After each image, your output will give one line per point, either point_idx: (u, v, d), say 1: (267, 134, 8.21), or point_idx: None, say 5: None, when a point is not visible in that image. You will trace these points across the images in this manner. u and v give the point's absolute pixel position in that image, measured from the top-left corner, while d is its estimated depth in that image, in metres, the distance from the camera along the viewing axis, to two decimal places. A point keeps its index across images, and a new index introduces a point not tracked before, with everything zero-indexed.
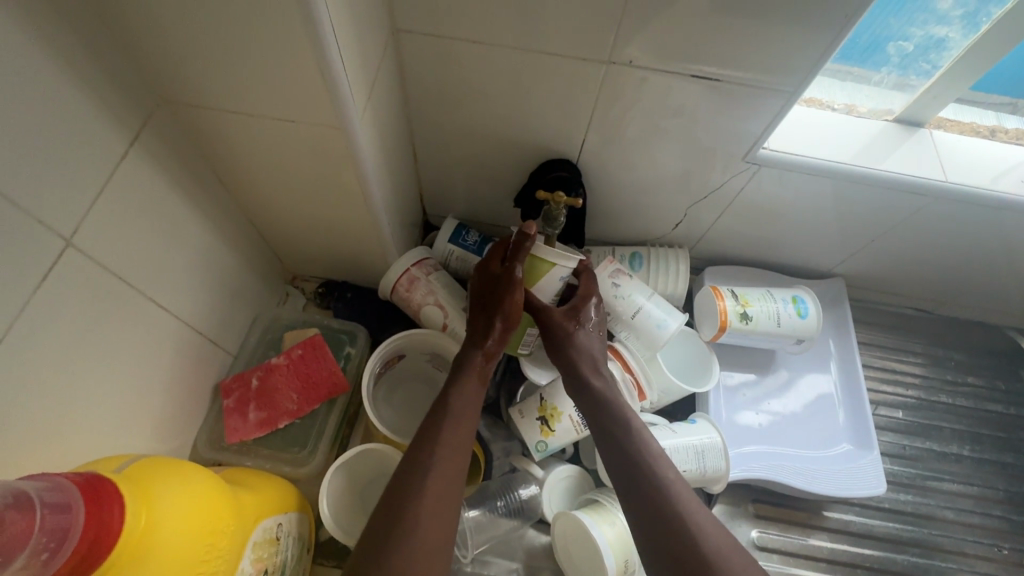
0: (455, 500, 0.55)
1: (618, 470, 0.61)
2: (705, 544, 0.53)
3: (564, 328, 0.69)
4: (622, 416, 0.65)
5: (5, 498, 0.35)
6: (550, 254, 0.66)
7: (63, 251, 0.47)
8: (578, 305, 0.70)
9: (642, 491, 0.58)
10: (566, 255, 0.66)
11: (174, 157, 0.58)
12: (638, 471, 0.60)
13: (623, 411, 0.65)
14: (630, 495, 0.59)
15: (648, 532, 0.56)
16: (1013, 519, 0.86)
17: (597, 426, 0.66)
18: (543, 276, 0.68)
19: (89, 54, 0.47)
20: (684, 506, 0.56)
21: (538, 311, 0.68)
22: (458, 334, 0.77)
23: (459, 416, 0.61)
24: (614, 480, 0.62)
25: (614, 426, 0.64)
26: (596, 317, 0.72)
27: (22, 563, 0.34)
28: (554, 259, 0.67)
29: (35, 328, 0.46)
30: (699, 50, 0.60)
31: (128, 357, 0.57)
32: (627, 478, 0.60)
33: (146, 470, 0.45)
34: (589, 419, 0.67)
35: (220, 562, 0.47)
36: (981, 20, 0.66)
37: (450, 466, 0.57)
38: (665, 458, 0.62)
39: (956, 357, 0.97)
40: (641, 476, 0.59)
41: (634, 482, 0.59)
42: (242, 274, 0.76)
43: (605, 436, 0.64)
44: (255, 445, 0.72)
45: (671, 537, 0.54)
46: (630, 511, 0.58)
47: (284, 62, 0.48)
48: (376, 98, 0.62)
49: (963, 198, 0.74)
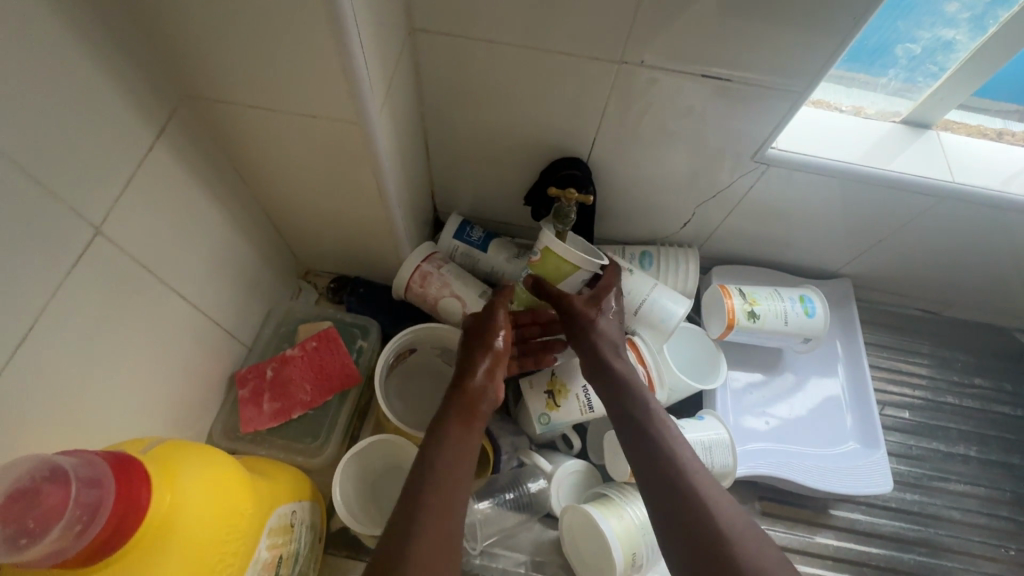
0: (466, 490, 0.56)
1: (635, 449, 0.62)
2: (721, 520, 0.54)
3: (587, 314, 0.69)
4: (638, 397, 0.66)
5: (42, 471, 0.37)
6: (574, 256, 0.66)
7: (92, 239, 0.49)
8: (597, 294, 0.70)
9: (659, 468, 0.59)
10: (588, 258, 0.66)
11: (196, 151, 0.60)
12: (654, 449, 0.61)
13: (640, 393, 0.66)
14: (647, 473, 0.60)
15: (665, 509, 0.57)
16: (1020, 520, 0.86)
17: (618, 407, 0.66)
18: (567, 276, 0.69)
19: (119, 49, 0.48)
20: (700, 483, 0.58)
21: (558, 298, 0.69)
22: None
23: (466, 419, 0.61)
24: (630, 458, 0.63)
25: (632, 406, 0.65)
26: (616, 307, 0.73)
27: (57, 534, 0.36)
28: (577, 262, 0.67)
29: (64, 313, 0.48)
30: (710, 50, 0.61)
31: (149, 344, 0.58)
32: (643, 456, 0.61)
33: (171, 452, 0.46)
34: (606, 401, 0.68)
35: (239, 544, 0.48)
36: (989, 23, 0.67)
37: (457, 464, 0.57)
38: (681, 438, 0.63)
39: (963, 358, 0.97)
40: (658, 454, 0.60)
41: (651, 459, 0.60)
42: (258, 267, 0.77)
43: (622, 417, 0.65)
44: (269, 435, 0.73)
45: (687, 513, 0.55)
46: (646, 489, 0.59)
47: (308, 59, 0.50)
48: (393, 95, 0.63)
49: (970, 198, 0.74)
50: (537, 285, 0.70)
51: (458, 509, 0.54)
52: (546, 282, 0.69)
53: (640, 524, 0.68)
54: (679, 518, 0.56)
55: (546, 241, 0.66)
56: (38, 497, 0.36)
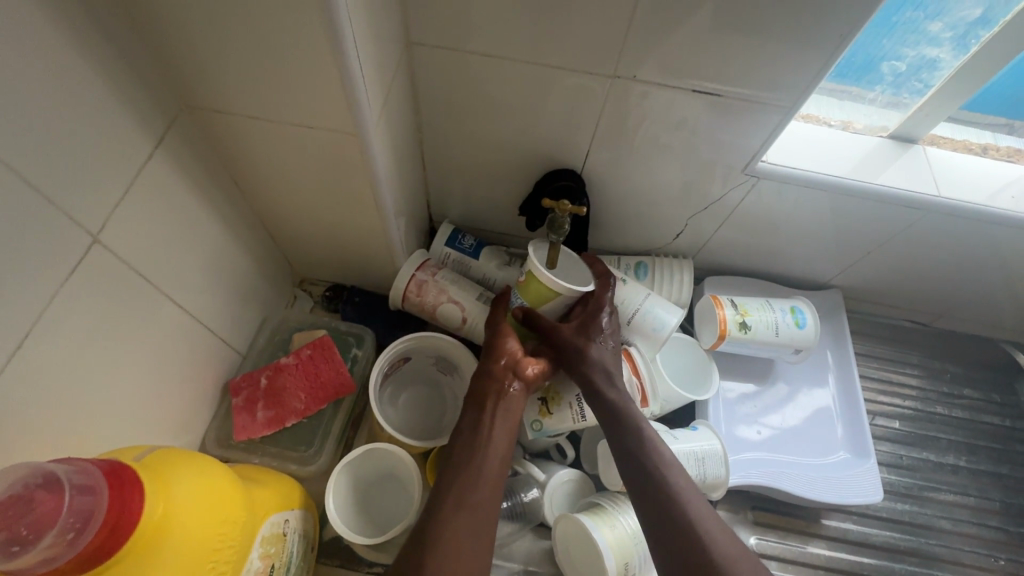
0: (482, 515, 0.60)
1: (632, 476, 0.63)
2: (719, 552, 0.55)
3: (577, 342, 0.70)
4: (637, 426, 0.66)
5: (36, 478, 0.37)
6: (554, 284, 0.70)
7: (90, 247, 0.49)
8: (587, 318, 0.72)
9: (656, 496, 0.60)
10: (568, 287, 0.69)
11: (195, 161, 0.61)
12: (652, 477, 0.62)
13: (638, 422, 0.67)
14: (644, 501, 0.61)
15: (662, 535, 0.58)
16: (1010, 530, 0.86)
17: (611, 430, 0.67)
18: (548, 302, 0.72)
19: (120, 59, 0.49)
20: (698, 513, 0.59)
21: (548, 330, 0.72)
22: (473, 329, 0.81)
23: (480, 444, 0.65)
24: (628, 483, 0.64)
25: (630, 434, 0.66)
26: (609, 328, 0.73)
27: (49, 542, 0.36)
28: (559, 290, 0.70)
29: (60, 319, 0.48)
30: (700, 65, 0.63)
31: (144, 352, 0.59)
32: (641, 483, 0.62)
33: (164, 459, 0.46)
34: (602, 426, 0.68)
35: (231, 552, 0.48)
36: (971, 42, 0.69)
37: (473, 485, 0.61)
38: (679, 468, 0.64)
39: (952, 369, 0.98)
40: (655, 482, 0.61)
41: (649, 487, 0.61)
42: (254, 276, 0.78)
43: (620, 443, 0.66)
44: (263, 443, 0.73)
45: (681, 541, 0.57)
46: (643, 516, 0.60)
47: (307, 71, 0.51)
48: (390, 107, 0.64)
49: (956, 211, 0.76)
50: (528, 315, 0.72)
51: (474, 534, 0.58)
52: (531, 309, 0.73)
53: (631, 533, 0.69)
54: (674, 548, 0.57)
55: (532, 269, 0.70)
56: (32, 504, 0.37)
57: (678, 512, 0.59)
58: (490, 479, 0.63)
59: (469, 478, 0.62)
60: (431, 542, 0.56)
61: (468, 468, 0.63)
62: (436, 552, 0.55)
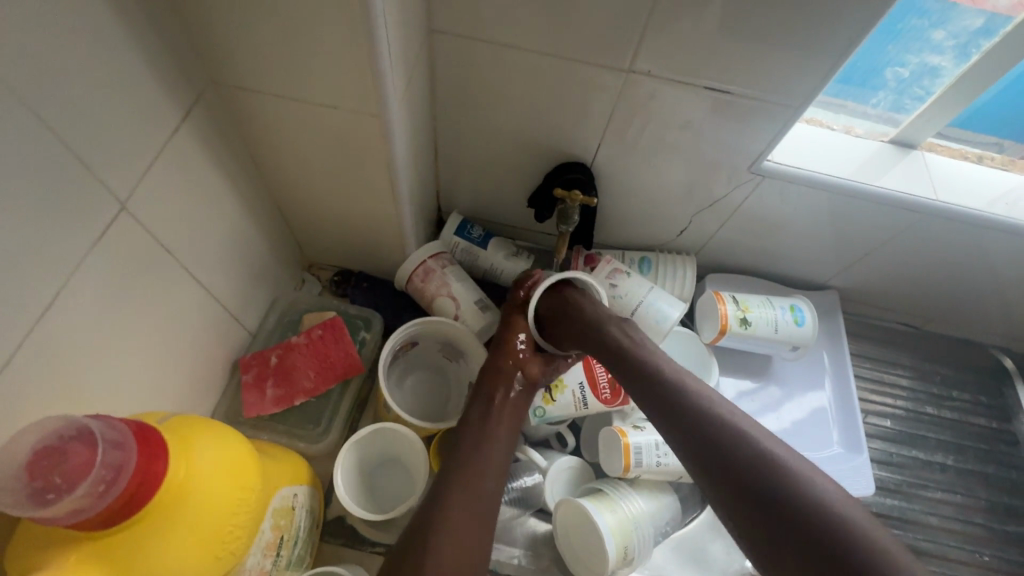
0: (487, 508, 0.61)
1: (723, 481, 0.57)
2: (866, 539, 0.50)
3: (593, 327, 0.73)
4: (719, 421, 0.61)
5: (69, 431, 0.40)
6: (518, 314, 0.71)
7: (117, 214, 0.50)
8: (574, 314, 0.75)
9: (764, 496, 0.55)
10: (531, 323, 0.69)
11: (216, 137, 0.62)
12: (753, 474, 0.56)
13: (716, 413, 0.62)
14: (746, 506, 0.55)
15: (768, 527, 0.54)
16: (994, 527, 0.89)
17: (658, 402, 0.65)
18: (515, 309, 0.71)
19: (153, 33, 0.50)
20: (825, 499, 0.54)
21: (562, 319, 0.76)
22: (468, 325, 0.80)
23: (485, 442, 0.66)
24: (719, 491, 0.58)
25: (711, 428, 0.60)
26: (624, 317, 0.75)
27: (82, 492, 0.38)
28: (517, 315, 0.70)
29: (86, 284, 0.49)
30: (713, 63, 0.65)
31: (160, 323, 0.59)
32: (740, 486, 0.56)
33: (187, 424, 0.48)
34: (677, 433, 0.62)
35: (248, 519, 0.49)
36: (972, 51, 0.72)
37: (479, 478, 0.63)
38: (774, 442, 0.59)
39: (943, 371, 1.01)
40: (763, 479, 0.56)
41: (747, 493, 0.56)
42: (266, 257, 0.79)
43: (699, 443, 0.60)
44: (271, 421, 0.74)
45: (810, 540, 0.51)
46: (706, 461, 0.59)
47: (335, 52, 0.52)
48: (410, 93, 0.65)
49: (953, 215, 0.78)
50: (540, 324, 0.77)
51: (481, 524, 0.60)
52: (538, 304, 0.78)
53: (632, 518, 0.71)
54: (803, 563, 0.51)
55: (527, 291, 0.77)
56: (66, 455, 0.39)
57: (798, 504, 0.53)
58: (495, 471, 0.64)
59: (472, 474, 0.63)
60: (438, 528, 0.57)
61: (472, 461, 0.64)
62: (448, 533, 0.57)
